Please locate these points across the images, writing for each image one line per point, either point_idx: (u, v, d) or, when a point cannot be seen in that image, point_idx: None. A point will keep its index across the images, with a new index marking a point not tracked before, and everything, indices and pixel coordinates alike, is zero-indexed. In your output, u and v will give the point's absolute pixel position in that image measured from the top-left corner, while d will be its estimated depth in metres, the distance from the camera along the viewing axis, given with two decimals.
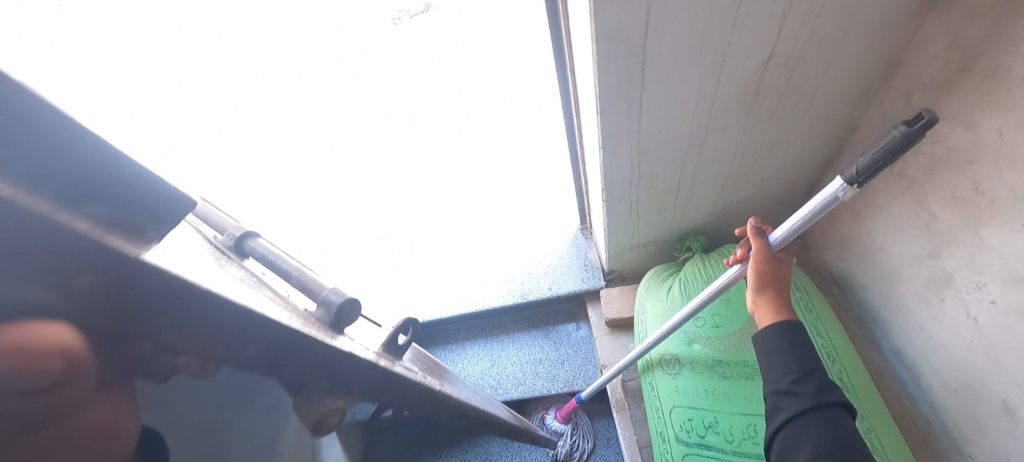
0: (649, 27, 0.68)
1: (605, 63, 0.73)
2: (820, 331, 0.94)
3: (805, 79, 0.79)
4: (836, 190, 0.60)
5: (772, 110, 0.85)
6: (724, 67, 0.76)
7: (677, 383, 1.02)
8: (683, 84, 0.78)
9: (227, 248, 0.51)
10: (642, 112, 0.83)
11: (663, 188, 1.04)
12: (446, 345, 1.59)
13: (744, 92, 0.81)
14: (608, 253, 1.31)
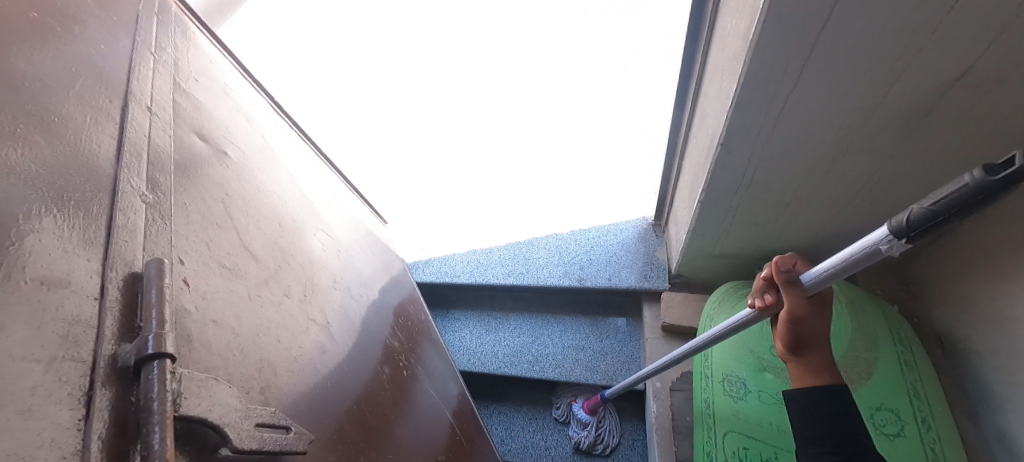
0: (829, 19, 0.59)
1: (763, 48, 0.65)
2: (918, 393, 0.85)
3: (989, 119, 0.67)
4: (879, 240, 0.50)
5: (933, 142, 0.73)
6: (897, 83, 0.65)
7: (738, 408, 0.96)
8: (841, 93, 0.69)
9: (113, 378, 0.33)
10: (780, 117, 0.75)
11: (770, 201, 0.94)
12: (491, 311, 1.57)
13: (909, 115, 0.69)
14: (683, 256, 1.23)
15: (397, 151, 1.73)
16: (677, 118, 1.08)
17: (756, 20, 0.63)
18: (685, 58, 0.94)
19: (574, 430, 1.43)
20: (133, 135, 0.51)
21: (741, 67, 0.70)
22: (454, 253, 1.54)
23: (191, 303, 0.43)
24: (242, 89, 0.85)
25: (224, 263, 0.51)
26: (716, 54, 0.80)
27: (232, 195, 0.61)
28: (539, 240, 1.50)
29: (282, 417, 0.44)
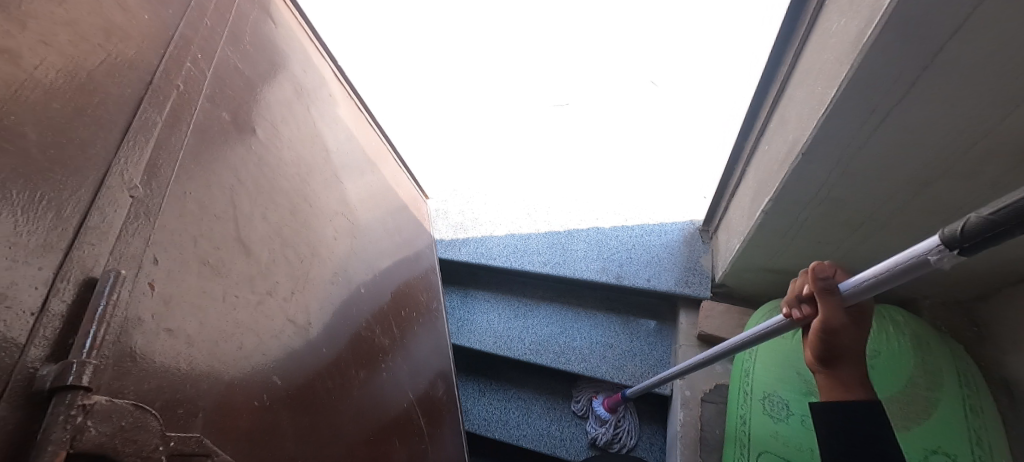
0: (959, 31, 0.54)
1: (875, 53, 0.61)
2: (978, 439, 0.77)
3: None
4: (927, 253, 0.48)
5: None
6: (1014, 117, 0.59)
7: (777, 429, 0.93)
8: (950, 115, 0.62)
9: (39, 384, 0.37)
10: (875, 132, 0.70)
11: (841, 219, 0.89)
12: (521, 297, 1.56)
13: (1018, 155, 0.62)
14: (731, 265, 1.18)
15: (449, 136, 1.78)
16: (748, 122, 1.03)
17: (874, 22, 0.59)
18: (770, 60, 0.90)
19: (592, 426, 1.41)
20: (139, 131, 0.54)
21: (846, 71, 0.65)
22: (492, 235, 1.52)
23: (150, 308, 0.46)
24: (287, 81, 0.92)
25: (209, 260, 0.55)
26: (810, 57, 0.76)
27: (248, 180, 0.67)
28: (580, 232, 1.47)
29: (203, 444, 0.45)
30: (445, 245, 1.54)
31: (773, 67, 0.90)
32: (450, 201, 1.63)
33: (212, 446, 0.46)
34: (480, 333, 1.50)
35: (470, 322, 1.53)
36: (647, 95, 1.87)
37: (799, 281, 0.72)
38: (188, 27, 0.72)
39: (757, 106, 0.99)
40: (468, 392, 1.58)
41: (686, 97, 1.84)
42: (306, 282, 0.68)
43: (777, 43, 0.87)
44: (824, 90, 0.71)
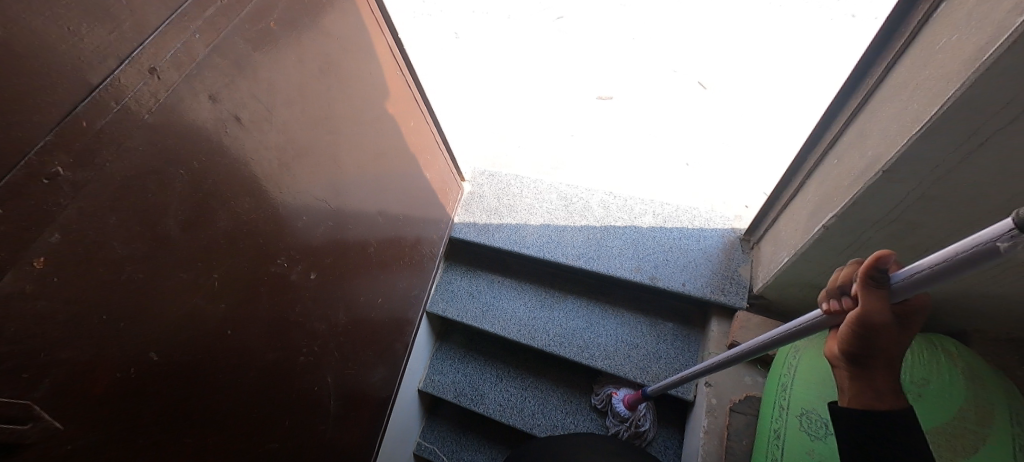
0: None
1: (986, 82, 0.60)
2: None
3: None
4: (996, 239, 0.43)
5: None
6: None
7: (814, 447, 0.95)
8: None
9: None
10: (968, 158, 0.69)
11: (905, 243, 0.89)
12: (549, 289, 1.55)
13: None
14: (773, 278, 1.18)
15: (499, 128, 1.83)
16: (817, 135, 1.04)
17: (996, 43, 0.58)
18: (855, 74, 0.90)
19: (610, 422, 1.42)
20: (106, 99, 0.52)
21: (952, 90, 0.64)
22: (527, 224, 1.51)
23: (30, 283, 0.47)
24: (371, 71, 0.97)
25: (133, 231, 0.56)
26: (908, 74, 0.75)
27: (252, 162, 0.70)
28: (616, 229, 1.46)
29: (29, 411, 0.48)
30: (478, 229, 1.53)
31: (858, 80, 0.90)
32: (487, 185, 1.62)
33: (42, 413, 0.50)
34: (505, 320, 1.51)
35: (496, 308, 1.53)
36: (693, 96, 1.85)
37: (844, 272, 0.65)
38: None
39: (830, 118, 0.99)
40: (486, 377, 1.59)
41: (736, 101, 1.81)
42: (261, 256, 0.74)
43: (867, 56, 0.86)
44: (920, 109, 0.70)
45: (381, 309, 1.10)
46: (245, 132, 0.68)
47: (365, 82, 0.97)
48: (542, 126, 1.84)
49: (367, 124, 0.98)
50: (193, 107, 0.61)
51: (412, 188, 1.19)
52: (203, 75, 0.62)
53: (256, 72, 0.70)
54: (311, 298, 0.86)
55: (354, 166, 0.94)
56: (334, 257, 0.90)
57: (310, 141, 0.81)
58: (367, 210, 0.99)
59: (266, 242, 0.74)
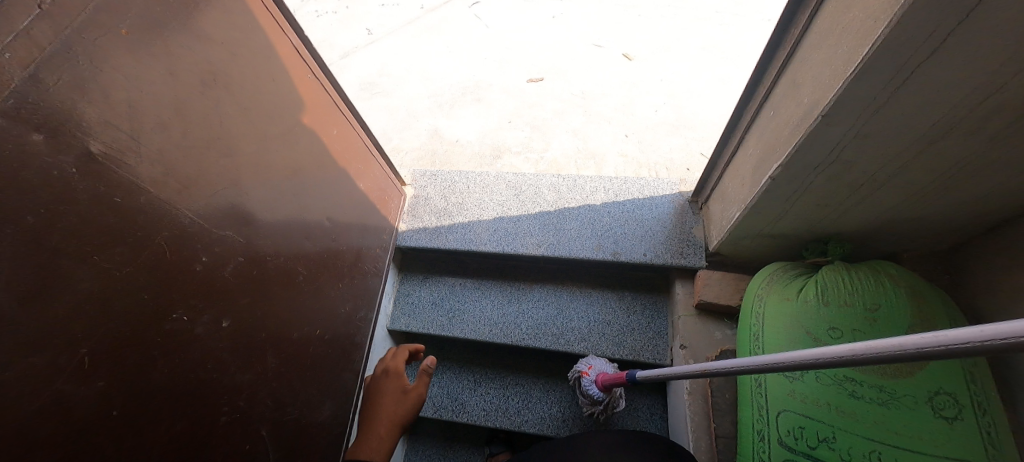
0: None
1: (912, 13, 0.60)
2: (974, 380, 0.89)
3: None
4: None
5: None
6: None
7: (794, 388, 0.97)
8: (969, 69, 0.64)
9: None
10: (897, 92, 0.71)
11: (847, 180, 0.91)
12: (514, 282, 1.50)
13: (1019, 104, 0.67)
14: (727, 235, 1.19)
15: (433, 127, 1.77)
16: (752, 89, 1.02)
17: None
18: (782, 21, 0.88)
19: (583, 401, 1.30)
20: None
21: (881, 28, 0.64)
22: (480, 219, 1.44)
23: None
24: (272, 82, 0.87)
25: None
26: (832, 19, 0.75)
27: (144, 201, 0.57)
28: (571, 211, 1.43)
29: None
30: (429, 234, 1.45)
31: (785, 28, 0.88)
32: (430, 186, 1.54)
33: None
34: (474, 322, 1.44)
35: (463, 311, 1.46)
36: (622, 67, 1.84)
37: None
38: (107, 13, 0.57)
39: (762, 71, 0.98)
40: (463, 385, 1.52)
41: (663, 63, 1.83)
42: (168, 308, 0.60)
43: (791, 3, 0.84)
44: (851, 51, 0.70)
45: (333, 345, 0.97)
46: (108, 169, 0.54)
47: (267, 90, 0.86)
48: (476, 116, 1.78)
49: (278, 133, 0.87)
50: (23, 144, 0.47)
51: (345, 199, 1.09)
52: (32, 105, 0.48)
53: (108, 91, 0.56)
54: (238, 350, 0.71)
55: (271, 185, 0.83)
56: (260, 300, 0.75)
57: (205, 169, 0.67)
58: (300, 233, 0.89)
59: (155, 300, 0.58)
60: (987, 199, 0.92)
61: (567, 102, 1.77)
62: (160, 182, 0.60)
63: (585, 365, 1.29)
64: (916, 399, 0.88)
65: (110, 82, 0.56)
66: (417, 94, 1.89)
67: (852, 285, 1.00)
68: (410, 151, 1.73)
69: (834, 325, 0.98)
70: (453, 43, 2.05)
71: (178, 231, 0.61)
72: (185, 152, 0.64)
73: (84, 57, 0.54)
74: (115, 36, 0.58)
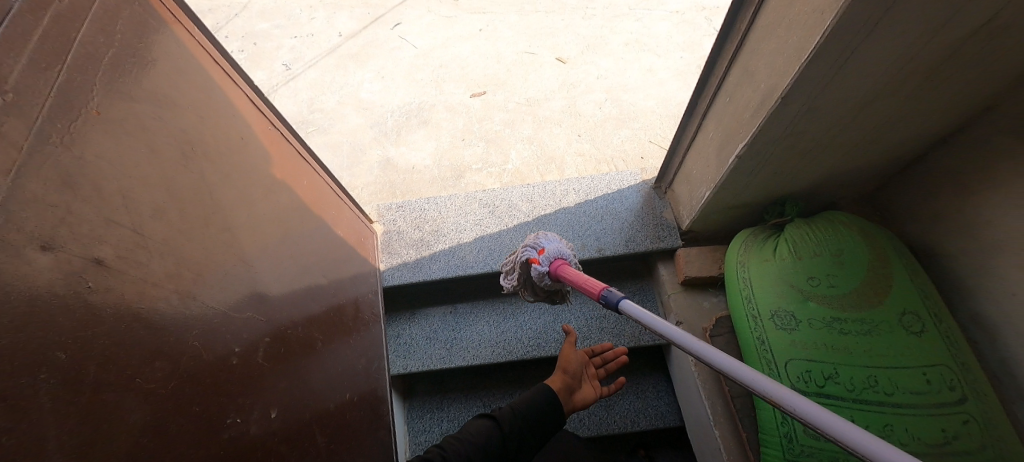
0: None
1: (848, 12, 0.67)
2: (926, 295, 1.04)
3: (979, 64, 0.81)
4: None
5: (940, 86, 0.86)
6: (933, 41, 0.74)
7: (793, 338, 1.06)
8: (893, 50, 0.75)
9: None
10: (836, 75, 0.80)
11: (798, 150, 1.02)
12: (505, 298, 1.49)
13: (928, 69, 0.80)
14: (699, 213, 1.27)
15: (387, 158, 1.75)
16: (705, 79, 1.12)
17: None
18: (729, 16, 0.97)
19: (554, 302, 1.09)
20: None
21: (821, 24, 0.72)
22: (461, 242, 1.43)
23: None
24: (244, 141, 0.79)
25: None
26: (775, 15, 0.84)
27: (151, 310, 0.49)
28: (548, 216, 1.46)
29: None
30: (411, 268, 1.40)
31: (733, 21, 0.98)
32: (400, 218, 1.50)
33: None
34: (474, 346, 1.40)
35: (460, 339, 1.42)
36: (558, 71, 1.92)
37: None
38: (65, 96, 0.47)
39: (713, 62, 1.08)
40: (474, 411, 1.48)
41: (595, 62, 1.93)
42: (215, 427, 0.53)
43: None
44: (798, 43, 0.78)
45: (363, 406, 0.92)
46: (118, 276, 0.46)
47: (240, 151, 0.77)
48: (426, 139, 1.78)
49: (261, 196, 0.79)
50: (23, 270, 0.39)
51: (331, 252, 1.02)
52: (20, 219, 0.40)
53: (99, 186, 0.48)
54: (290, 440, 0.66)
55: (267, 254, 0.75)
56: (290, 379, 0.69)
57: (205, 252, 0.60)
58: (307, 299, 0.83)
59: (209, 409, 0.53)
60: (908, 146, 1.08)
61: (515, 112, 1.81)
62: (173, 277, 0.53)
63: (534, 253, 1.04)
64: (889, 322, 1.01)
65: (98, 174, 0.48)
66: (359, 128, 1.85)
67: (816, 236, 1.12)
68: (370, 187, 1.69)
69: (811, 275, 1.09)
70: (385, 69, 2.02)
71: (193, 334, 0.54)
72: (185, 237, 0.57)
73: (63, 149, 0.45)
74: (87, 120, 0.49)
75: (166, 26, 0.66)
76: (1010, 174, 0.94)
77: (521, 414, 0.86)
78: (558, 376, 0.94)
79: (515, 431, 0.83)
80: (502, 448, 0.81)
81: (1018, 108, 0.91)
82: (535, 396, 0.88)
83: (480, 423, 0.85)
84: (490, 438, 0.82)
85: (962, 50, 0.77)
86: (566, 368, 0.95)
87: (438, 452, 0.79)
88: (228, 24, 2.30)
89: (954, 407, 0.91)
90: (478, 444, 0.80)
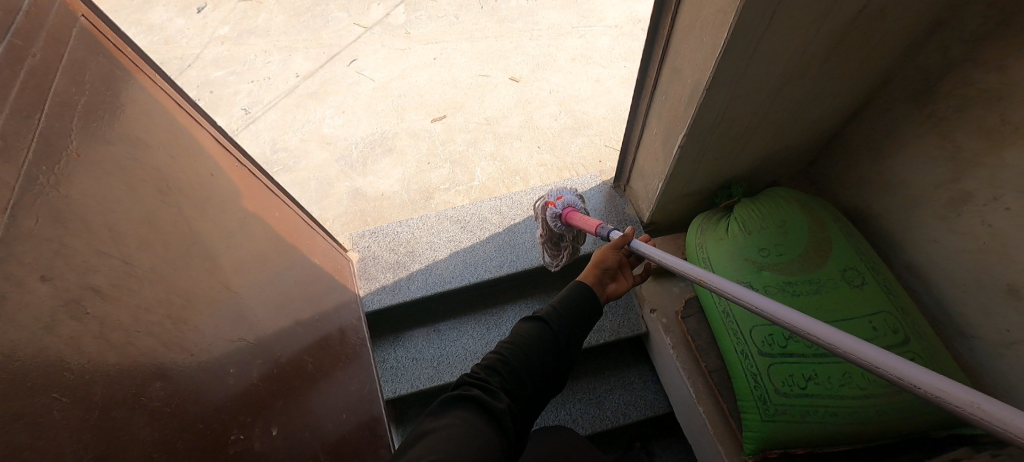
0: None
1: (746, 10, 0.78)
2: (864, 252, 1.15)
3: (868, 43, 0.94)
4: None
5: (839, 66, 0.98)
6: (824, 27, 0.86)
7: (753, 306, 1.15)
8: (793, 37, 0.86)
9: None
10: (750, 64, 0.91)
11: (732, 136, 1.12)
12: (487, 310, 1.53)
13: (827, 52, 0.93)
14: (656, 204, 1.36)
15: (355, 187, 1.80)
16: (642, 82, 1.23)
17: None
18: (653, 24, 1.08)
19: (554, 257, 1.28)
20: None
21: (725, 23, 0.82)
22: (437, 260, 1.47)
23: None
24: (216, 176, 0.82)
25: None
26: (690, 19, 0.95)
27: (146, 333, 0.52)
28: (518, 225, 1.52)
29: None
30: (390, 290, 1.43)
31: (657, 29, 1.09)
32: (374, 243, 1.54)
33: None
34: (460, 360, 1.43)
35: (446, 355, 1.44)
36: (512, 90, 2.02)
37: None
38: (49, 142, 0.51)
39: (646, 66, 1.19)
40: None
41: (546, 78, 2.05)
42: (218, 443, 0.56)
43: (656, 10, 1.05)
44: (711, 41, 0.89)
45: (361, 425, 0.94)
46: (113, 303, 0.50)
47: (212, 187, 0.79)
48: (393, 165, 1.83)
49: (236, 227, 0.82)
50: (24, 300, 0.42)
51: (309, 280, 1.05)
52: (19, 253, 0.43)
53: (86, 221, 0.51)
54: (295, 455, 0.68)
55: (250, 283, 0.78)
56: (286, 398, 0.72)
57: (189, 280, 0.62)
58: (290, 325, 0.85)
59: (211, 426, 0.56)
60: (827, 122, 1.21)
61: (476, 131, 1.89)
62: (165, 303, 0.56)
63: (554, 195, 1.22)
64: (834, 279, 1.11)
65: (85, 210, 0.51)
66: (325, 161, 1.90)
67: (761, 212, 1.22)
68: (342, 216, 1.73)
69: (761, 246, 1.19)
70: (345, 104, 2.08)
71: (188, 355, 0.57)
72: (171, 265, 0.60)
73: (51, 190, 0.48)
74: (68, 163, 0.52)
75: (130, 74, 0.70)
76: (914, 135, 1.07)
77: (568, 310, 0.80)
78: (591, 268, 0.91)
79: (567, 327, 0.78)
80: (557, 344, 0.76)
81: (911, 78, 1.05)
82: (580, 290, 0.83)
83: (528, 325, 0.79)
84: (544, 338, 0.76)
85: (850, 31, 0.89)
86: (603, 259, 0.92)
87: (496, 358, 0.73)
88: (181, 76, 2.32)
89: (900, 348, 1.00)
90: (532, 344, 0.75)
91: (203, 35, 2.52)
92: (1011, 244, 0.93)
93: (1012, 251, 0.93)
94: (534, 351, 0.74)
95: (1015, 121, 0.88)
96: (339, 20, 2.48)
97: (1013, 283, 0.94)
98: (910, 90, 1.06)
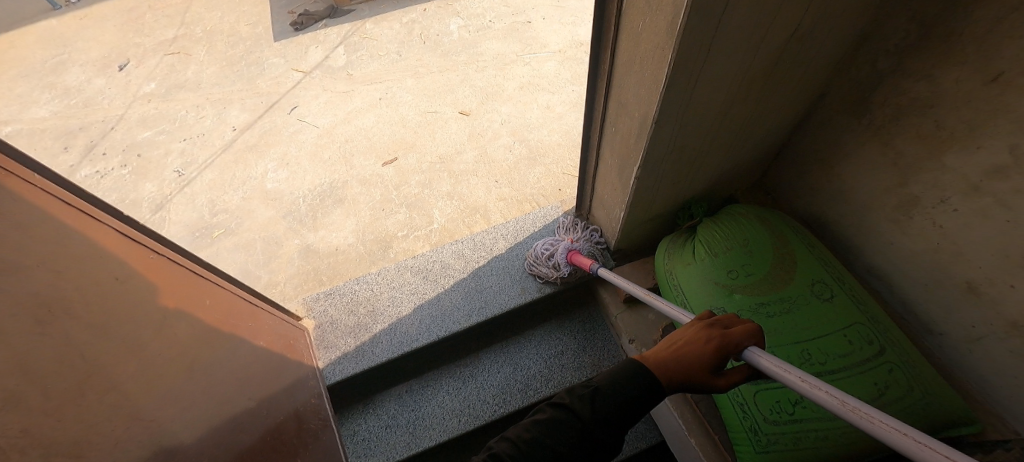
0: (727, 13, 0.73)
1: (683, 45, 0.75)
2: (826, 262, 1.15)
3: (804, 62, 0.94)
4: None
5: (779, 86, 0.98)
6: (758, 53, 0.85)
7: None
8: (730, 64, 0.85)
9: None
10: (693, 94, 0.89)
11: (685, 161, 1.10)
12: (460, 361, 1.45)
13: (765, 74, 0.92)
14: (621, 233, 1.33)
15: (306, 244, 1.68)
16: (590, 114, 1.20)
17: (674, 20, 0.73)
18: (593, 60, 1.06)
19: (543, 270, 1.38)
20: None
21: (664, 59, 0.80)
22: (401, 316, 1.38)
23: None
24: (125, 280, 0.72)
25: None
26: (629, 54, 0.92)
27: None
28: (482, 268, 1.45)
29: None
30: (352, 357, 1.32)
31: (598, 64, 1.06)
32: (331, 306, 1.43)
33: None
34: (438, 421, 1.33)
35: (422, 418, 1.34)
36: (462, 124, 1.97)
37: None
38: None
39: (592, 99, 1.16)
40: None
41: (496, 108, 2.01)
42: None
43: (593, 46, 1.03)
44: (652, 76, 0.86)
45: None
46: None
47: (118, 293, 0.69)
48: (344, 216, 1.74)
49: (152, 335, 0.71)
50: None
51: (253, 366, 0.94)
52: None
53: None
54: None
55: (170, 400, 0.69)
56: None
57: (78, 425, 0.53)
58: (225, 436, 0.74)
59: None
60: (774, 136, 1.21)
61: (430, 170, 1.83)
62: None
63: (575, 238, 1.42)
64: (804, 295, 1.09)
65: None
66: (270, 218, 1.77)
67: (724, 233, 1.20)
68: (294, 277, 1.61)
69: (729, 269, 1.16)
70: (289, 155, 1.97)
71: None
72: (49, 416, 0.51)
73: None
74: None
75: None
76: (858, 143, 1.08)
77: (607, 408, 0.61)
78: (664, 352, 0.66)
79: (602, 421, 0.61)
80: (580, 453, 0.59)
81: (846, 89, 1.07)
82: (626, 387, 0.62)
83: (554, 407, 0.63)
84: (564, 433, 0.60)
85: (785, 52, 0.88)
86: (689, 367, 0.63)
87: (508, 447, 0.60)
88: (104, 141, 2.14)
89: (878, 360, 0.98)
90: (546, 444, 0.59)
91: (126, 94, 2.35)
92: (963, 243, 0.93)
93: (965, 251, 0.94)
94: (551, 458, 0.58)
95: (948, 126, 0.89)
96: (276, 66, 2.37)
97: (971, 280, 0.95)
98: (847, 101, 1.08)
